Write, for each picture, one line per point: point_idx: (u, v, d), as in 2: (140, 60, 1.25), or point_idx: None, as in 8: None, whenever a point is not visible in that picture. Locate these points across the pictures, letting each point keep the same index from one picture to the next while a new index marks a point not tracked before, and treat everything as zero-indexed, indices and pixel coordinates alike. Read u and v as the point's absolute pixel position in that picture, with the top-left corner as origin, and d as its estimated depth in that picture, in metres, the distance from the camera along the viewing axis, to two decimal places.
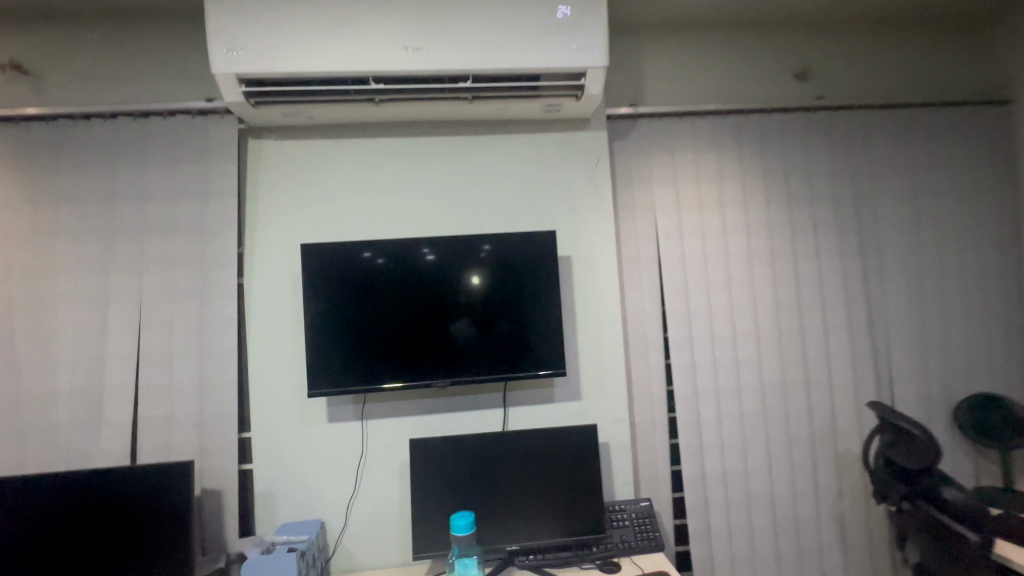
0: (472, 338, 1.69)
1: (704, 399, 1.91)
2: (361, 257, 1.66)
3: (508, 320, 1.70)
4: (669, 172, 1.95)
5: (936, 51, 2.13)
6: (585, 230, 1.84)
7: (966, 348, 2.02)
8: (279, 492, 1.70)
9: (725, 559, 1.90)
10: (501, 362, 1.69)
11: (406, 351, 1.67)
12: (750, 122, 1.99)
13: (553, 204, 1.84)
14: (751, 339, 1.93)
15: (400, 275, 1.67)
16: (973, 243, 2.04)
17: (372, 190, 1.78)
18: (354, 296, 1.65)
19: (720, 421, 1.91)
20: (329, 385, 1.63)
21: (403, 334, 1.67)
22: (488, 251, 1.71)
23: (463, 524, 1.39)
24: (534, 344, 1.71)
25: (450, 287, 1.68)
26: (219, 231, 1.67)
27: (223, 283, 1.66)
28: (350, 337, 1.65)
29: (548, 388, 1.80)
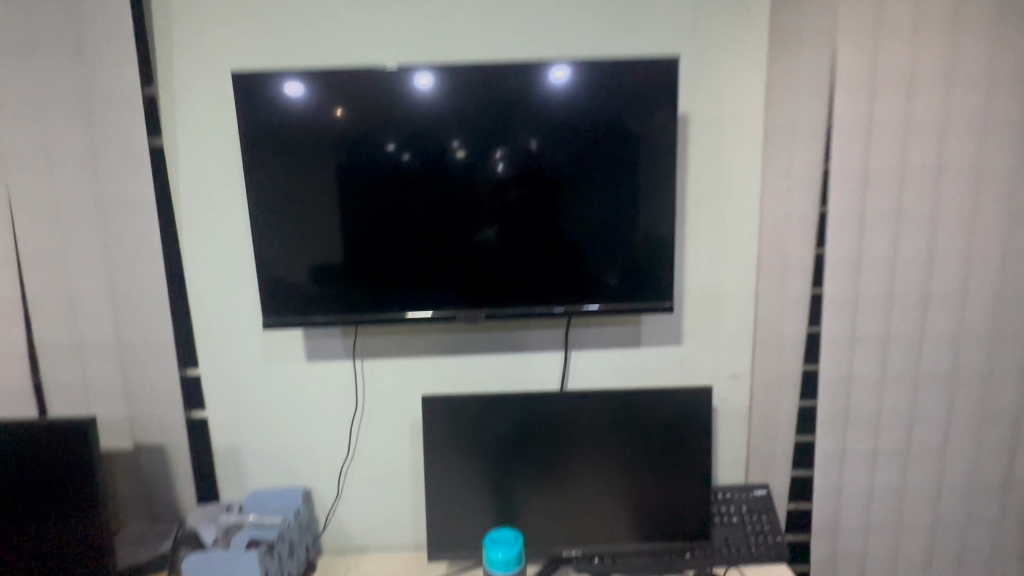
0: (522, 250, 1.06)
1: (864, 350, 1.27)
2: (382, 148, 1.01)
3: (580, 221, 1.05)
4: None
5: None
6: None
7: None
8: (245, 450, 1.22)
9: (857, 560, 1.37)
10: (566, 288, 1.08)
11: (419, 267, 1.06)
12: None
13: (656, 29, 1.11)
14: (956, 266, 1.23)
15: (420, 141, 1.01)
16: None
17: None
18: (342, 180, 1.02)
19: (880, 383, 1.29)
20: (301, 312, 1.07)
21: (416, 240, 1.05)
22: (563, 107, 1.01)
23: (509, 560, 0.88)
24: (623, 260, 1.07)
25: (495, 167, 1.02)
26: (111, 56, 1.02)
27: (128, 145, 1.05)
28: (333, 241, 1.04)
29: (632, 327, 1.19)
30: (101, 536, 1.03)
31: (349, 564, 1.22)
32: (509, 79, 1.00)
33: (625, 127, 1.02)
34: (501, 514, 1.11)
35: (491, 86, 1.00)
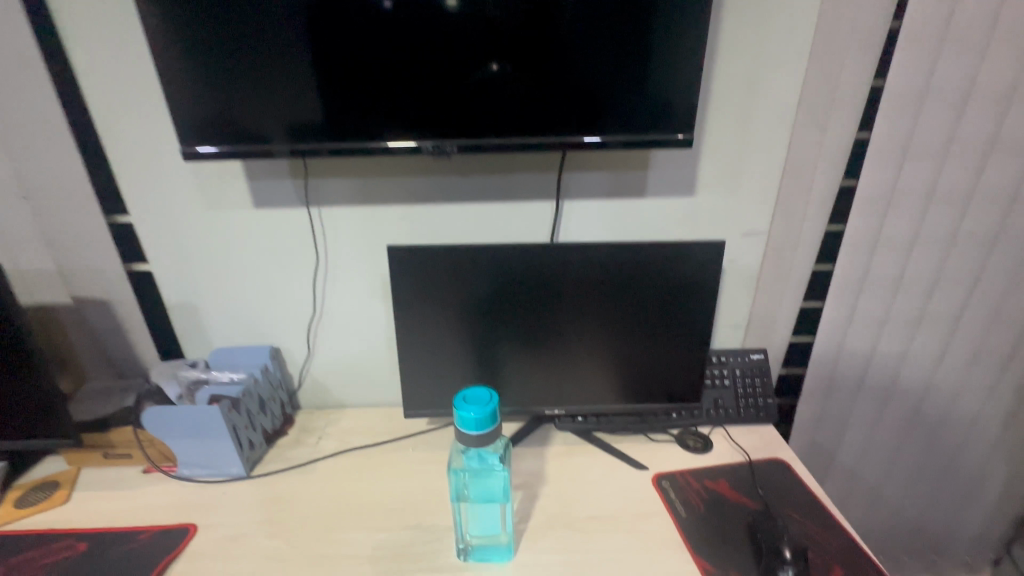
0: (510, 61, 0.82)
1: (901, 208, 1.10)
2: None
3: (585, 24, 0.81)
4: None
5: None
6: None
7: None
8: (200, 307, 1.12)
9: (840, 419, 1.38)
10: (562, 114, 0.87)
11: (378, 83, 0.83)
12: None
13: None
14: None
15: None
16: None
17: None
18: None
19: (909, 245, 1.15)
20: (233, 138, 0.86)
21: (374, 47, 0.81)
22: None
23: (480, 418, 0.78)
24: (634, 74, 0.84)
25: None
26: None
27: None
28: (265, 45, 0.81)
29: (638, 173, 1.00)
30: (47, 389, 0.96)
31: (328, 419, 1.19)
32: None
33: None
34: (480, 375, 1.04)
35: None
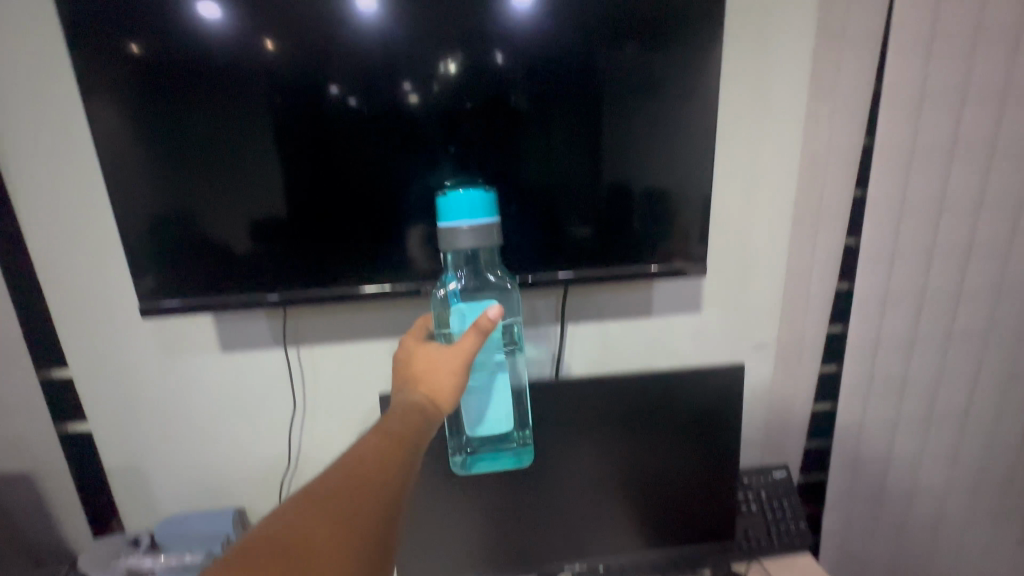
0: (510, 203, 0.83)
1: (896, 309, 1.10)
2: (349, 156, 0.78)
3: (582, 168, 0.82)
4: None
5: None
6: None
7: None
8: (148, 469, 0.94)
9: (867, 528, 1.28)
10: (556, 251, 0.86)
11: (373, 222, 0.81)
12: None
13: None
14: (1001, 214, 1.05)
15: (382, 64, 0.74)
16: None
17: None
18: (273, 111, 0.75)
19: (911, 345, 1.13)
20: (222, 283, 0.81)
21: (372, 188, 0.80)
22: (559, 52, 0.77)
23: (473, 207, 0.68)
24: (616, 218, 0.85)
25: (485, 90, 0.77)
26: None
27: None
28: (261, 186, 0.78)
29: (644, 300, 0.97)
30: None
31: None
32: (491, 29, 0.75)
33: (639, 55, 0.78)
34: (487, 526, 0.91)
35: (476, 49, 0.75)
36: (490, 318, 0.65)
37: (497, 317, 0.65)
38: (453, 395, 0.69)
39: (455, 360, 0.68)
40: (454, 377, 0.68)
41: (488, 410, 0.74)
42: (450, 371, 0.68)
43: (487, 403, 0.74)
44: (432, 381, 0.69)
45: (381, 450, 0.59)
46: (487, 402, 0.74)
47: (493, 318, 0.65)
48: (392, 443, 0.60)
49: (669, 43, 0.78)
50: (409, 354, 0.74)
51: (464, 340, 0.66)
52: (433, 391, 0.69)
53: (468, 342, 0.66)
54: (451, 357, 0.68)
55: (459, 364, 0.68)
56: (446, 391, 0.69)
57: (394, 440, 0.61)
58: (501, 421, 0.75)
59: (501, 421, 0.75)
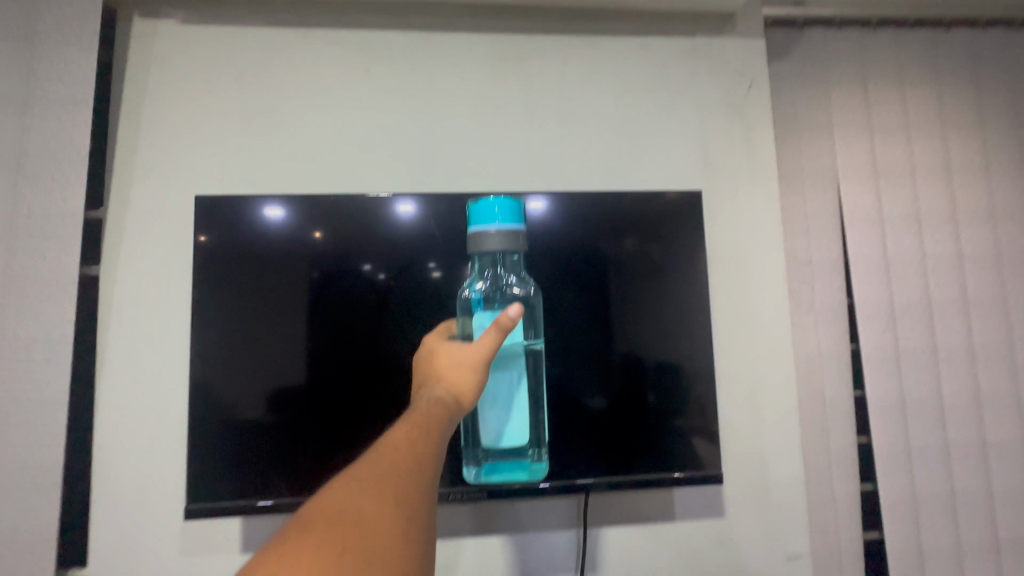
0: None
1: (930, 514, 1.05)
2: (399, 367, 0.85)
3: (600, 378, 0.90)
4: (861, 115, 1.12)
5: None
6: (741, 212, 1.01)
7: None
8: None
9: None
10: (578, 456, 0.89)
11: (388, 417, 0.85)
12: (992, 41, 1.17)
13: (656, 167, 1.01)
14: (999, 416, 1.08)
15: (409, 280, 0.87)
16: None
17: (350, 133, 0.97)
18: (310, 315, 0.86)
19: (959, 557, 1.05)
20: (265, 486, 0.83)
21: (390, 384, 0.85)
22: (581, 284, 0.91)
23: (506, 213, 0.66)
24: (637, 425, 0.91)
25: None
26: (41, 193, 0.85)
27: (28, 292, 0.84)
28: (316, 392, 0.84)
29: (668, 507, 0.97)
30: None
31: None
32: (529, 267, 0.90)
33: (645, 283, 0.93)
34: None
35: None
36: (512, 315, 0.60)
37: (518, 315, 0.60)
38: (477, 394, 0.60)
39: (476, 356, 0.61)
40: (473, 368, 0.61)
41: (509, 421, 0.67)
42: (470, 365, 0.61)
43: (508, 405, 0.67)
44: (453, 371, 0.62)
45: (407, 449, 0.50)
46: (507, 418, 0.67)
47: (514, 315, 0.60)
48: (416, 440, 0.51)
49: (670, 275, 0.93)
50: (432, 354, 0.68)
51: (483, 339, 0.61)
52: (455, 385, 0.60)
53: (488, 341, 0.61)
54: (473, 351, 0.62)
55: (479, 360, 0.61)
56: (468, 385, 0.60)
57: (417, 436, 0.52)
58: (520, 435, 0.68)
59: (521, 431, 0.67)
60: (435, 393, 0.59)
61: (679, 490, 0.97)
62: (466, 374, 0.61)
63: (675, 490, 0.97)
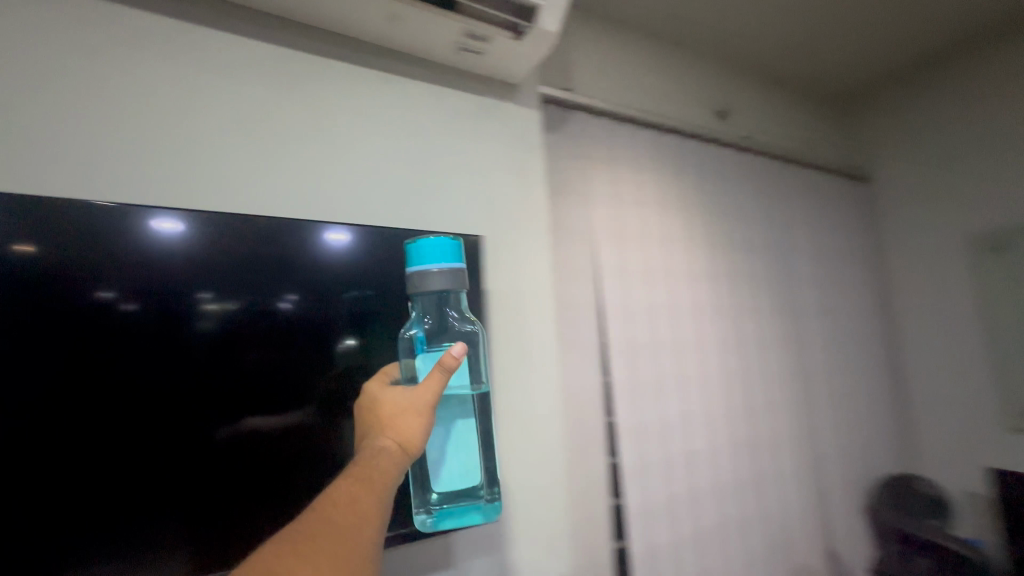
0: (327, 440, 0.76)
1: (659, 517, 1.27)
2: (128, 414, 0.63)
3: None
4: (610, 187, 1.38)
5: (818, 120, 2.09)
6: (520, 259, 1.12)
7: (872, 425, 1.85)
8: None
9: None
10: None
11: (151, 484, 0.64)
12: (690, 149, 1.59)
13: (445, 209, 1.04)
14: (698, 429, 1.40)
15: (174, 303, 0.68)
16: (861, 314, 1.94)
17: (54, 115, 0.73)
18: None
19: (677, 549, 1.29)
20: None
21: (111, 440, 0.62)
22: (383, 320, 0.83)
23: (444, 252, 0.69)
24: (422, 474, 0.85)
25: (293, 321, 0.75)
26: None
27: None
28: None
29: (448, 557, 0.94)
30: None
31: None
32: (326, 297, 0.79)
33: None
34: None
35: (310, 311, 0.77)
36: (455, 354, 0.65)
37: (460, 354, 0.66)
38: (422, 439, 0.64)
39: (420, 401, 0.65)
40: (420, 414, 0.64)
41: (448, 461, 0.68)
42: (415, 412, 0.65)
43: (450, 446, 0.68)
44: (398, 419, 0.65)
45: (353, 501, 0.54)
46: (453, 457, 0.68)
47: (456, 355, 0.65)
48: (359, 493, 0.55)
49: None
50: (380, 401, 0.70)
51: (429, 380, 0.65)
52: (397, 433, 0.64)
53: (432, 382, 0.65)
54: (416, 398, 0.65)
55: (423, 406, 0.65)
56: (412, 432, 0.64)
57: (359, 489, 0.56)
58: (464, 475, 0.69)
59: (464, 471, 0.69)
60: (381, 443, 0.63)
61: (460, 537, 0.95)
62: (409, 421, 0.64)
63: (456, 538, 0.94)
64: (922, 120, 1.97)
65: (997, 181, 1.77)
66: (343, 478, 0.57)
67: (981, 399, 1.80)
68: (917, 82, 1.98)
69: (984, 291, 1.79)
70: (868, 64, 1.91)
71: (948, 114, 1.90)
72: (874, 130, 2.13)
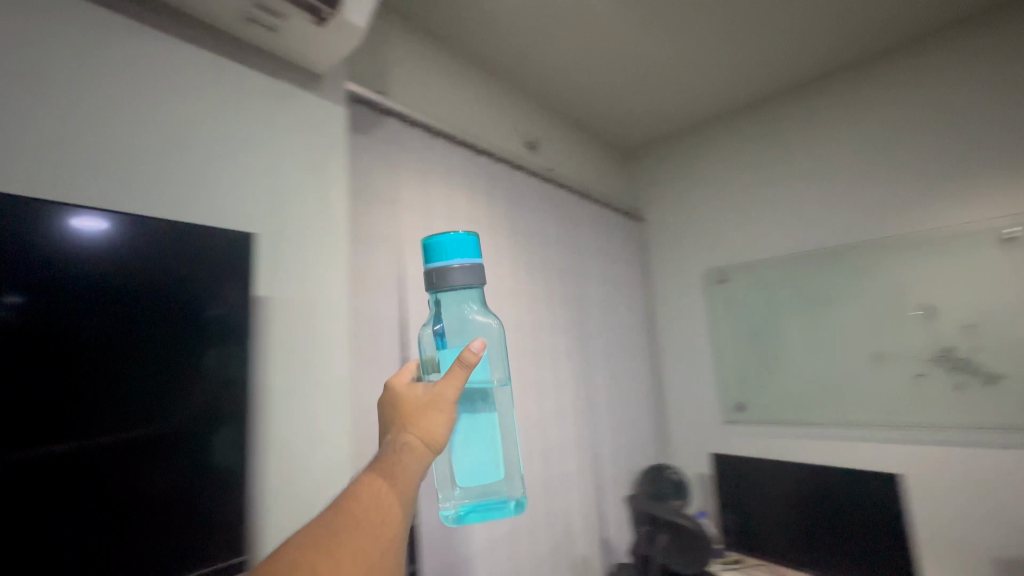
0: (172, 446, 0.71)
1: (454, 532, 1.27)
2: None
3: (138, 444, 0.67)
4: (421, 198, 1.37)
5: (606, 164, 2.46)
6: (310, 264, 1.01)
7: (638, 424, 2.20)
8: None
9: None
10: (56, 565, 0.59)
11: None
12: (499, 173, 1.69)
13: (217, 199, 0.87)
14: None
15: None
16: (633, 330, 2.31)
17: None
18: None
19: (471, 561, 1.30)
20: None
21: None
22: (137, 321, 0.68)
23: (460, 246, 0.64)
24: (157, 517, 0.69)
25: (117, 321, 0.66)
26: None
27: None
28: None
29: None
30: None
31: None
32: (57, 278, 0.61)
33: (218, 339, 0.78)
34: None
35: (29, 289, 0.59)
36: (474, 350, 0.62)
37: (480, 349, 0.62)
38: (445, 433, 0.62)
39: (441, 395, 0.62)
40: (437, 408, 0.62)
41: (471, 453, 0.66)
42: (433, 406, 0.62)
43: (476, 436, 0.67)
44: (415, 415, 0.62)
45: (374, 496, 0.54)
46: (477, 450, 0.66)
47: (475, 350, 0.61)
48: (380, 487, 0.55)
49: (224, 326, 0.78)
50: (389, 395, 0.67)
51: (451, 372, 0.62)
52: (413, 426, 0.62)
53: (455, 375, 0.62)
54: (435, 392, 0.62)
55: (445, 400, 0.62)
56: (435, 426, 0.62)
57: (381, 483, 0.56)
58: (490, 467, 0.67)
59: (492, 462, 0.67)
60: (401, 439, 0.60)
61: None
62: (428, 415, 0.62)
63: None
64: (677, 177, 2.48)
65: (721, 230, 2.31)
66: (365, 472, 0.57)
67: (709, 399, 2.29)
68: (675, 146, 2.49)
69: (712, 313, 2.31)
70: (642, 124, 2.33)
71: (694, 174, 2.42)
72: (648, 180, 2.60)
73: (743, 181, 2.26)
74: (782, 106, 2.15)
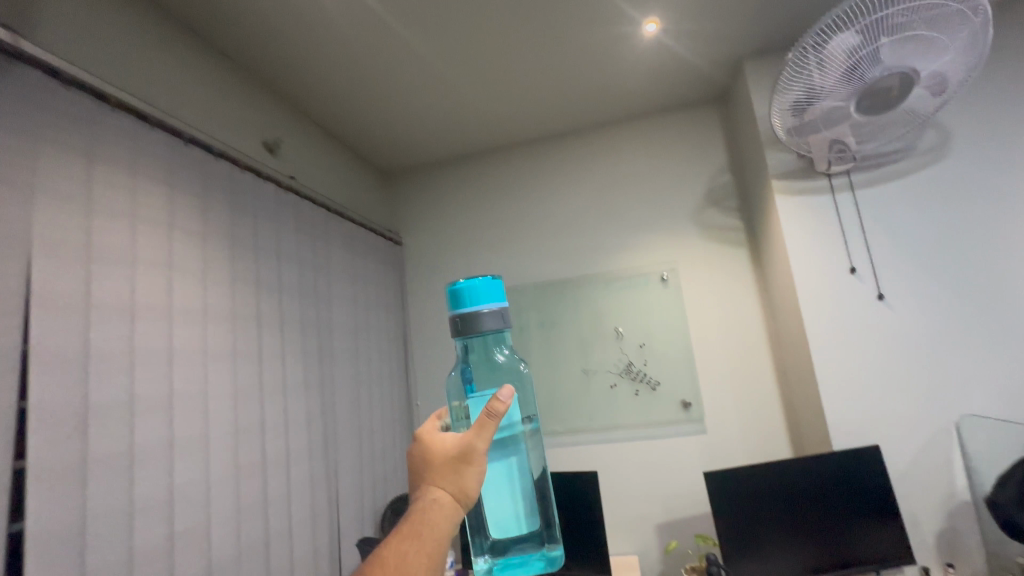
0: None
1: None
2: None
3: None
4: (80, 185, 1.01)
5: (363, 182, 2.37)
6: None
7: (390, 454, 2.09)
8: None
9: None
10: None
11: None
12: (219, 170, 1.41)
13: None
14: (191, 501, 1.14)
15: None
16: (386, 355, 2.22)
17: None
18: None
19: None
20: None
21: None
22: None
23: (487, 292, 0.65)
24: None
25: None
26: None
27: None
28: None
29: None
30: None
31: None
32: None
33: None
34: None
35: None
36: (502, 399, 0.63)
37: (508, 398, 0.63)
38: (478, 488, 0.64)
39: (470, 449, 0.65)
40: (465, 462, 0.65)
41: (500, 504, 0.66)
42: (465, 461, 0.65)
43: (506, 487, 0.66)
44: (445, 469, 0.65)
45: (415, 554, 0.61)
46: (506, 500, 0.66)
47: (503, 399, 0.62)
48: (413, 549, 0.61)
49: None
50: (419, 446, 0.70)
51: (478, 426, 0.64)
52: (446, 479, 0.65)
53: (484, 428, 0.64)
54: (465, 445, 0.65)
55: (475, 453, 0.64)
56: (467, 482, 0.64)
57: (410, 544, 0.61)
58: (519, 521, 0.65)
59: (523, 513, 0.66)
60: (432, 494, 0.65)
61: None
62: (457, 470, 0.65)
63: None
64: (433, 203, 2.56)
65: (470, 257, 2.45)
66: (401, 527, 0.63)
67: None
68: (433, 174, 2.57)
69: None
70: (399, 146, 2.33)
71: (449, 203, 2.53)
72: (406, 206, 2.60)
73: (488, 215, 2.47)
74: (521, 155, 2.46)
